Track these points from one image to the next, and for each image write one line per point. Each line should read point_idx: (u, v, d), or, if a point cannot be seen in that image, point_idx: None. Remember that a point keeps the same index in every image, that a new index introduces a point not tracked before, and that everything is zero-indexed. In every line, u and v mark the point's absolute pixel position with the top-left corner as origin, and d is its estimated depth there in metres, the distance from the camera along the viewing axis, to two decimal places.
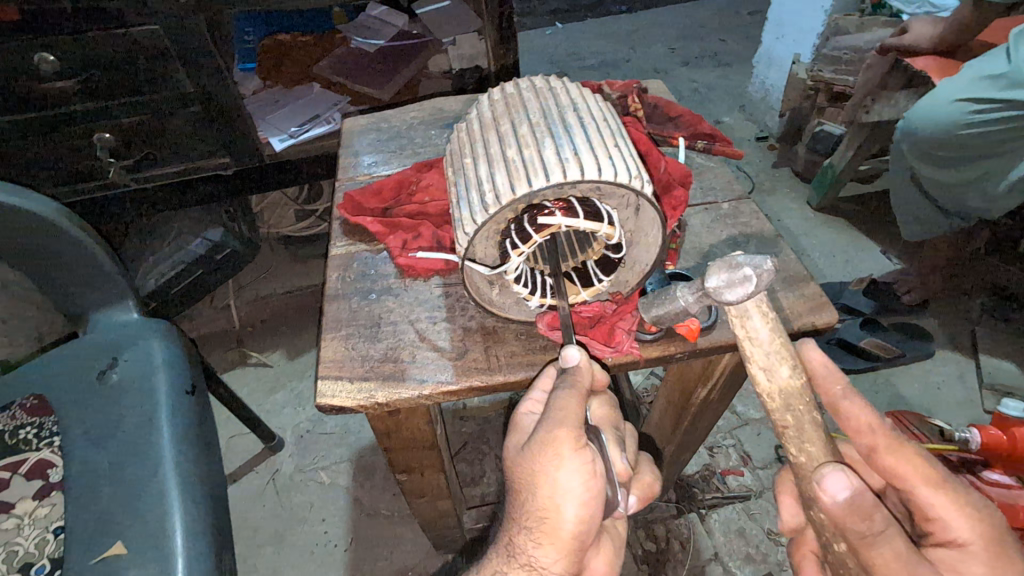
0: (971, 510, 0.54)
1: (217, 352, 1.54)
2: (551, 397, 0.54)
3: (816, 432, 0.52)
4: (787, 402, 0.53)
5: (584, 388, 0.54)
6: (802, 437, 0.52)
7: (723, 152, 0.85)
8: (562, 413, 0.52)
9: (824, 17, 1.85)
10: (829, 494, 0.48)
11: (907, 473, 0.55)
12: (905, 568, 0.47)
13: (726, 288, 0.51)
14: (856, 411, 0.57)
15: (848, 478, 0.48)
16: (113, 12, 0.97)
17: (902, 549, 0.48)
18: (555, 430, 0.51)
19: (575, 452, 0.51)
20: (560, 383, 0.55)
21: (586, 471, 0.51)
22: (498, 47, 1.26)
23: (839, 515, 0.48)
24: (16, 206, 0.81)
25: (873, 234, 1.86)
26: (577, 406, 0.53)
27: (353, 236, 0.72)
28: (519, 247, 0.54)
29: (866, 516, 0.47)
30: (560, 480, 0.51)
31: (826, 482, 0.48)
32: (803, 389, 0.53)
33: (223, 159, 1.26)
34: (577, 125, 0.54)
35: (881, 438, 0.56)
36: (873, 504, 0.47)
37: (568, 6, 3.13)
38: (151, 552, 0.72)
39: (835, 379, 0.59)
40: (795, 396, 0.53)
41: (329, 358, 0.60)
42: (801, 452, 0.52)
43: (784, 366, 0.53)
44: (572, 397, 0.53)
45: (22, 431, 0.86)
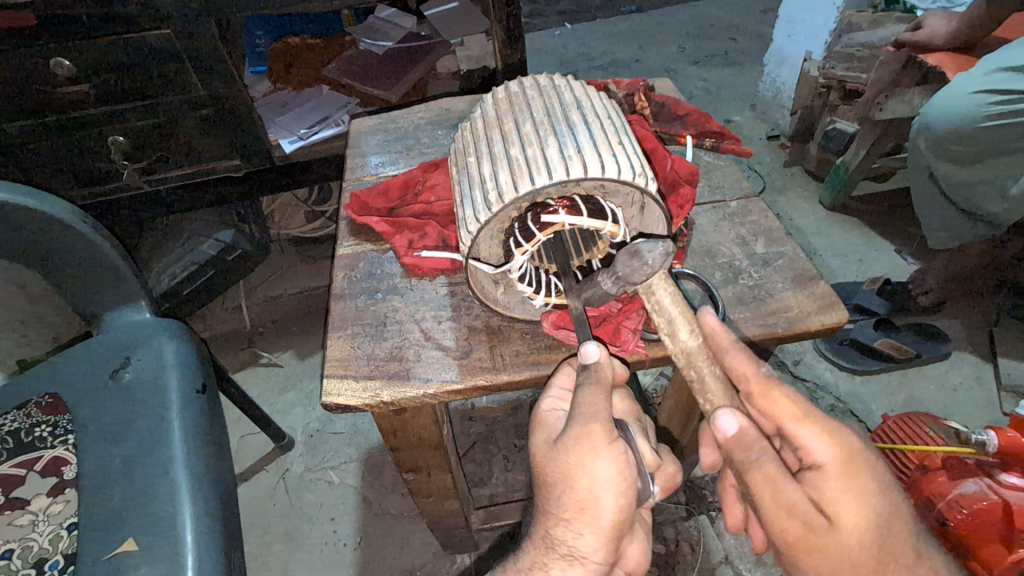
0: (831, 434, 0.54)
1: (229, 352, 1.56)
2: (576, 393, 0.54)
3: (717, 383, 0.57)
4: (688, 358, 0.57)
5: (610, 383, 0.55)
6: (704, 391, 0.57)
7: (731, 150, 0.85)
8: (593, 407, 0.52)
9: (835, 13, 1.86)
10: (721, 430, 0.53)
11: (778, 411, 0.55)
12: (770, 491, 0.51)
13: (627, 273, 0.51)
14: (735, 362, 0.57)
15: (739, 416, 0.53)
16: (128, 16, 0.99)
17: (772, 472, 0.52)
18: (589, 423, 0.51)
19: (609, 444, 0.51)
20: (584, 379, 0.55)
21: (621, 462, 0.51)
22: (505, 47, 1.26)
23: (728, 448, 0.54)
24: (33, 208, 0.83)
25: (887, 234, 1.83)
26: (606, 399, 0.53)
27: (360, 236, 0.73)
28: (523, 246, 0.53)
29: (747, 447, 0.53)
30: (596, 471, 0.51)
31: (720, 421, 0.54)
32: (700, 348, 0.57)
33: (234, 161, 1.27)
34: (581, 123, 0.54)
35: (753, 382, 0.57)
36: (756, 437, 0.53)
37: (577, 7, 3.12)
38: (163, 549, 0.73)
39: (723, 338, 0.59)
40: (695, 354, 0.57)
41: (335, 357, 0.60)
42: (706, 401, 0.57)
43: (681, 330, 0.57)
44: (599, 391, 0.54)
45: (37, 429, 0.86)
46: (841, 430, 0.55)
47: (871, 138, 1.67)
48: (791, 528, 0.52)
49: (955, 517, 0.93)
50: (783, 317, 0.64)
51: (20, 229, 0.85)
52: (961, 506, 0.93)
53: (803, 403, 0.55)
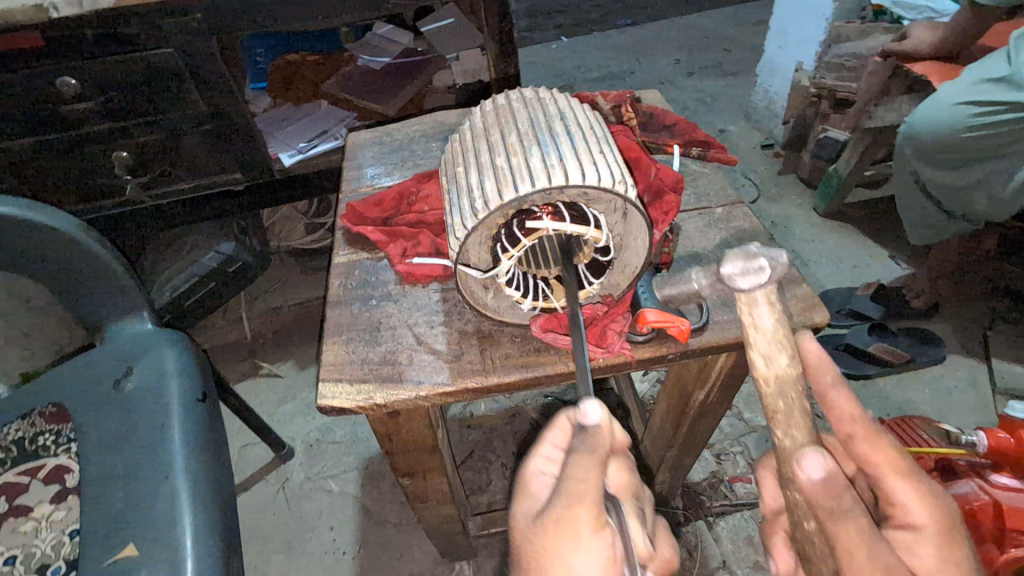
0: (927, 497, 0.55)
1: (230, 363, 1.58)
2: (568, 465, 0.56)
3: (804, 417, 0.57)
4: (779, 387, 0.57)
5: (602, 456, 0.56)
6: (789, 422, 0.57)
7: (717, 158, 0.87)
8: (583, 485, 0.54)
9: (825, 24, 1.89)
10: (806, 472, 0.52)
11: (881, 460, 0.56)
12: (866, 549, 0.48)
13: (741, 274, 0.57)
14: (841, 400, 0.59)
15: (825, 460, 0.52)
16: (132, 36, 1.02)
17: (866, 526, 0.49)
18: (575, 506, 0.53)
19: (593, 533, 0.53)
20: (578, 448, 0.57)
21: (603, 553, 0.52)
22: (499, 62, 1.30)
23: (812, 495, 0.52)
24: (38, 222, 0.86)
25: (880, 240, 1.85)
26: (597, 478, 0.54)
27: (355, 245, 0.75)
28: (508, 250, 0.55)
29: (835, 496, 0.51)
30: (575, 562, 0.52)
31: (805, 463, 0.53)
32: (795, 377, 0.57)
33: (235, 175, 1.30)
34: (564, 133, 0.56)
35: (859, 427, 0.57)
36: (845, 486, 0.51)
37: (574, 21, 3.18)
38: (164, 554, 0.74)
39: (828, 369, 0.60)
40: (788, 384, 0.57)
41: (331, 361, 0.62)
42: (787, 436, 0.56)
43: (780, 354, 0.58)
44: (593, 464, 0.55)
45: (41, 437, 0.88)
46: (931, 491, 0.56)
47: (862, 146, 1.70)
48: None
49: None
50: None
51: (27, 243, 0.87)
52: (953, 506, 0.94)
53: (902, 459, 0.56)
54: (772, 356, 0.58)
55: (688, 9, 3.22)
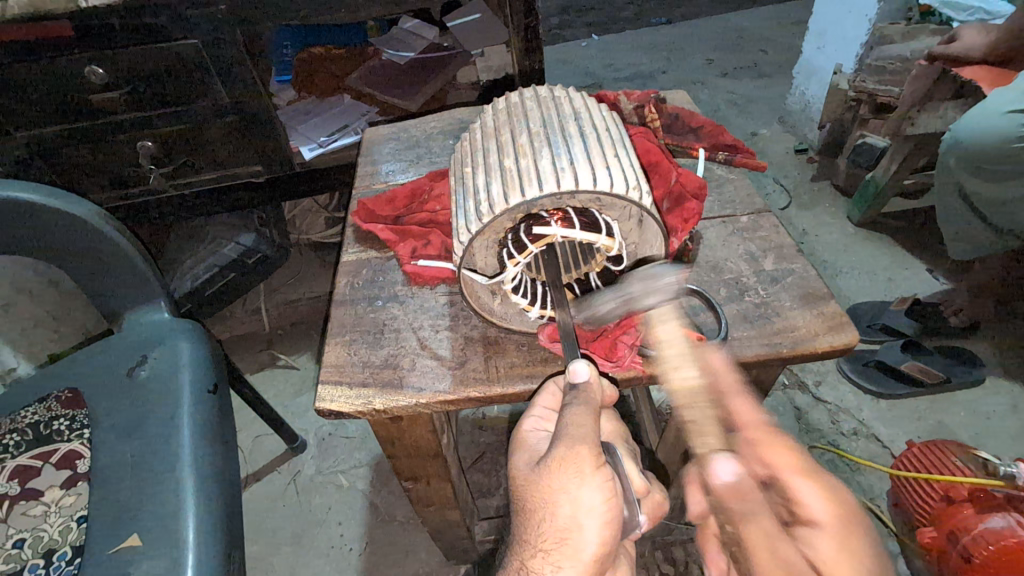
0: (832, 495, 0.49)
1: (248, 353, 1.59)
2: (564, 413, 0.53)
3: (715, 425, 0.55)
4: (688, 398, 0.56)
5: (598, 404, 0.54)
6: (701, 430, 0.55)
7: (743, 164, 0.83)
8: (579, 428, 0.51)
9: (868, 26, 1.81)
10: (715, 474, 0.51)
11: (776, 460, 0.52)
12: (768, 549, 0.44)
13: (646, 291, 0.54)
14: (740, 405, 0.55)
15: (736, 465, 0.51)
16: (158, 26, 1.03)
17: (770, 529, 0.46)
18: (576, 445, 0.51)
19: (596, 469, 0.50)
20: (572, 398, 0.54)
21: (608, 489, 0.50)
22: (523, 59, 1.27)
23: (722, 498, 0.50)
24: (62, 209, 0.87)
25: (918, 253, 1.77)
26: (592, 419, 0.53)
27: (365, 243, 0.74)
28: (514, 257, 0.53)
29: (741, 497, 0.49)
30: (582, 497, 0.49)
31: (717, 466, 0.51)
32: (705, 387, 0.56)
33: (256, 167, 1.31)
34: (577, 135, 0.53)
35: (756, 429, 0.54)
36: (751, 489, 0.49)
37: (606, 19, 3.12)
38: (164, 545, 0.74)
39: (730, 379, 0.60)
40: (696, 392, 0.56)
41: (332, 362, 0.60)
42: (700, 443, 0.54)
43: (687, 364, 0.57)
44: (587, 411, 0.53)
45: (55, 422, 0.87)
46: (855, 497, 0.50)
47: (901, 154, 1.62)
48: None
49: (982, 551, 0.87)
50: (788, 338, 0.62)
51: (49, 230, 0.89)
52: (987, 542, 0.87)
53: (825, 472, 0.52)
54: (679, 367, 0.57)
55: (724, 7, 3.13)
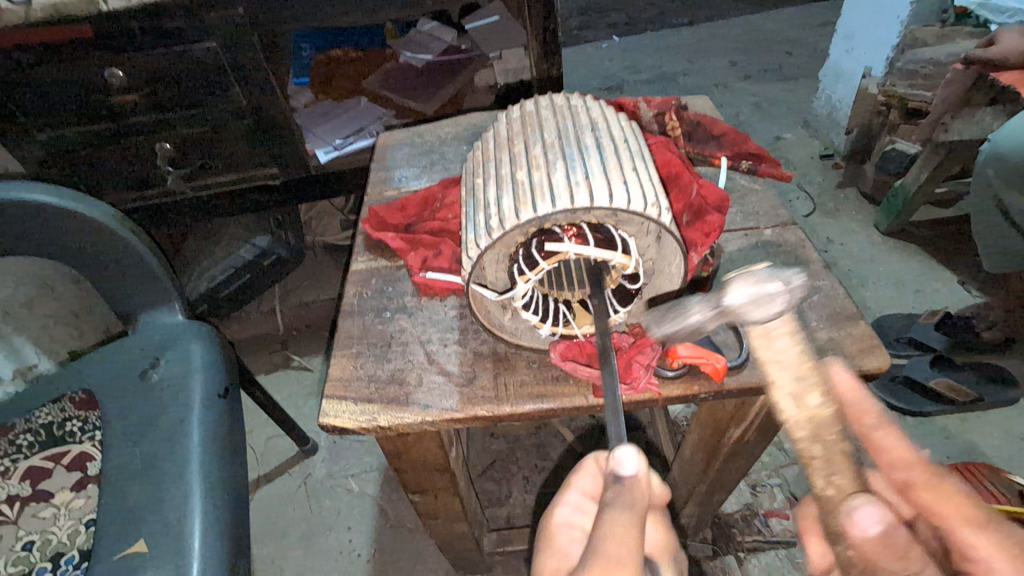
0: (1007, 550, 0.48)
1: (262, 354, 1.59)
2: (602, 517, 0.47)
3: (846, 464, 0.51)
4: (813, 430, 0.52)
5: (643, 508, 0.47)
6: (830, 468, 0.51)
7: (769, 174, 0.79)
8: (619, 544, 0.45)
9: (900, 28, 1.75)
10: (859, 527, 0.45)
11: (944, 511, 0.52)
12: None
13: (754, 307, 0.49)
14: (891, 443, 0.57)
15: (879, 510, 0.46)
16: (175, 28, 1.02)
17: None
18: (615, 570, 0.43)
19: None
20: (614, 496, 0.48)
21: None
22: (542, 62, 1.25)
23: (866, 550, 0.45)
24: (79, 212, 0.88)
25: (947, 264, 1.71)
26: (638, 541, 0.45)
27: (374, 251, 0.72)
28: (525, 273, 0.50)
29: (900, 555, 0.44)
30: None
31: (857, 514, 0.46)
32: (830, 418, 0.52)
33: (272, 170, 1.31)
34: (594, 147, 0.51)
35: (920, 477, 0.54)
36: (906, 542, 0.45)
37: (628, 20, 3.08)
38: (170, 552, 0.74)
39: (865, 411, 0.57)
40: (823, 424, 0.52)
41: (337, 376, 0.59)
42: (829, 485, 0.50)
43: (811, 392, 0.52)
44: (630, 520, 0.46)
45: (69, 423, 0.89)
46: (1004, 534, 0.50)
47: (932, 162, 1.57)
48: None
49: None
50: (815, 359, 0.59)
51: (66, 232, 0.89)
52: None
53: (966, 504, 0.52)
54: (799, 392, 0.52)
55: (749, 8, 3.07)
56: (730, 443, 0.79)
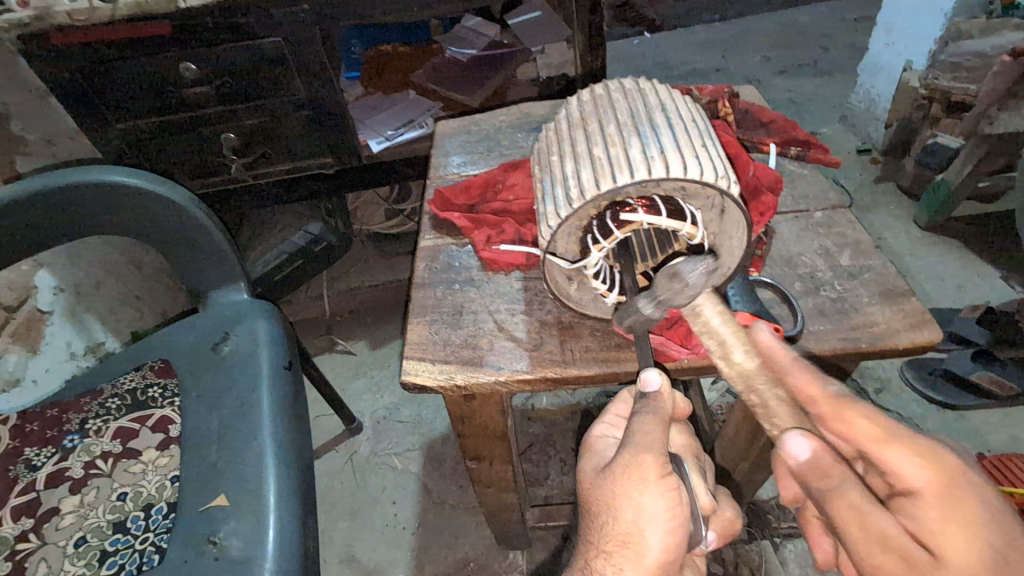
0: (925, 456, 0.50)
1: (309, 337, 1.66)
2: (633, 422, 0.57)
3: (782, 404, 0.56)
4: (746, 382, 0.58)
5: (667, 414, 0.57)
6: (769, 414, 0.57)
7: (818, 160, 0.82)
8: (647, 438, 0.55)
9: (943, 20, 1.73)
10: (792, 456, 0.51)
11: (859, 432, 0.52)
12: (858, 521, 0.47)
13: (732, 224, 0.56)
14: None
15: (810, 440, 0.51)
16: (245, 24, 1.09)
17: (858, 501, 0.48)
18: (641, 454, 0.54)
19: (659, 479, 0.54)
20: (642, 407, 0.58)
21: (671, 498, 0.53)
22: (586, 55, 1.29)
23: (804, 474, 0.51)
24: (161, 194, 0.95)
25: (990, 259, 1.69)
26: (661, 433, 0.56)
27: (441, 230, 0.77)
28: (600, 242, 0.55)
29: (824, 473, 0.50)
30: (644, 505, 0.53)
31: (790, 444, 0.51)
32: (757, 370, 0.57)
33: (327, 159, 1.37)
34: (664, 125, 0.55)
35: (824, 404, 0.54)
36: (833, 463, 0.50)
37: (659, 16, 3.08)
38: (249, 505, 0.80)
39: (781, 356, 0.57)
40: (754, 375, 0.57)
41: (415, 340, 0.64)
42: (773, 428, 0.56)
43: (734, 351, 0.58)
44: (655, 421, 0.56)
45: (150, 389, 0.94)
46: (935, 448, 0.50)
47: (977, 155, 1.56)
48: (885, 563, 0.46)
49: None
50: (868, 332, 0.62)
51: (148, 213, 0.96)
52: None
53: (889, 423, 0.52)
54: (729, 354, 0.58)
55: (782, 3, 3.05)
56: None
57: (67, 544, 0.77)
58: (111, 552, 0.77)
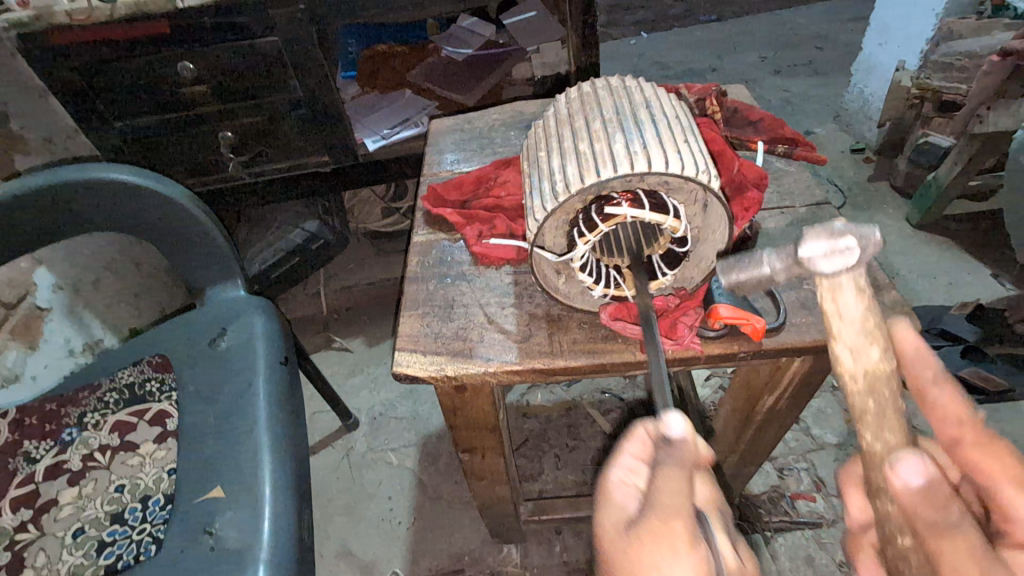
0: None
1: (307, 334, 1.68)
2: (653, 477, 0.52)
3: (897, 419, 0.51)
4: (869, 382, 0.52)
5: (689, 467, 0.52)
6: (881, 424, 0.51)
7: (804, 157, 0.84)
8: (673, 499, 0.50)
9: (934, 21, 1.75)
10: (900, 480, 0.44)
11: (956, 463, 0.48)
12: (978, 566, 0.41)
13: (827, 256, 0.51)
14: (943, 399, 0.56)
15: (925, 467, 0.43)
16: (242, 23, 1.11)
17: (973, 546, 0.42)
18: (670, 519, 0.49)
19: (690, 547, 0.48)
20: (664, 459, 0.52)
21: (700, 566, 0.48)
22: (580, 55, 1.30)
23: (910, 504, 0.44)
24: (158, 191, 0.96)
25: (980, 257, 1.71)
26: (686, 492, 0.50)
27: (434, 226, 0.79)
28: (585, 236, 0.56)
29: (938, 507, 0.43)
30: (671, 574, 0.48)
31: (899, 467, 0.44)
32: (891, 373, 0.52)
33: (323, 157, 1.38)
34: (648, 122, 0.57)
35: (968, 433, 0.56)
36: (948, 495, 0.43)
37: (656, 16, 3.09)
38: (245, 496, 0.82)
39: (926, 363, 0.57)
40: (882, 378, 0.52)
41: (407, 333, 0.65)
42: (878, 439, 0.51)
43: (874, 348, 0.52)
44: (680, 478, 0.51)
45: (148, 384, 0.96)
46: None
47: (967, 154, 1.58)
48: None
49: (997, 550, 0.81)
50: None
51: (146, 210, 0.98)
52: None
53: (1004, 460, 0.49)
54: (863, 349, 0.52)
55: (777, 3, 3.07)
56: (763, 412, 0.84)
57: (65, 534, 0.79)
58: (109, 543, 0.79)
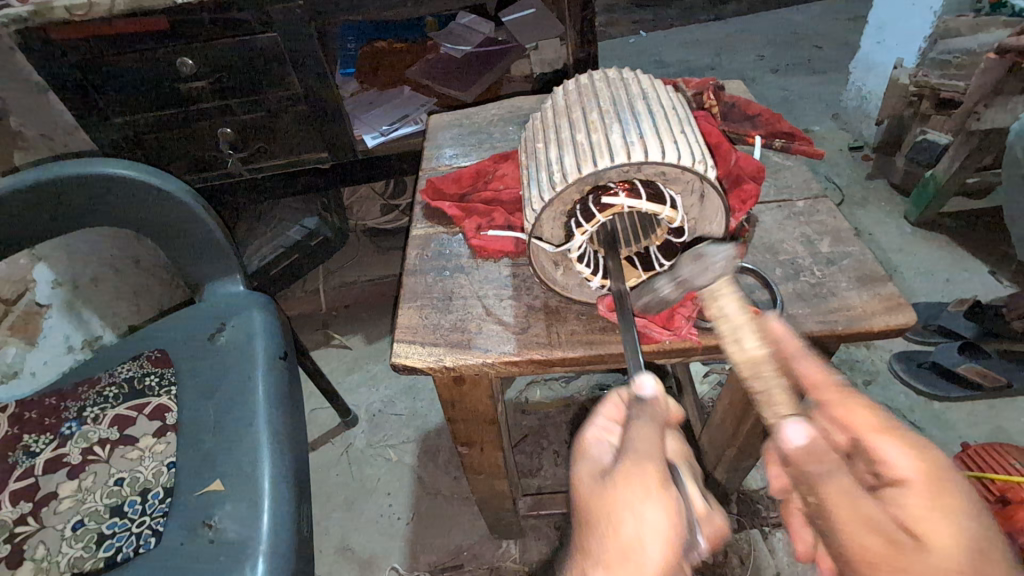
0: (917, 449, 0.51)
1: (307, 332, 1.68)
2: (629, 429, 0.56)
3: (784, 394, 0.56)
4: (752, 368, 0.58)
5: (663, 421, 0.57)
6: (773, 400, 0.56)
7: (801, 151, 0.84)
8: (646, 444, 0.54)
9: (933, 18, 1.73)
10: (787, 441, 0.51)
11: (858, 422, 0.53)
12: (848, 504, 0.46)
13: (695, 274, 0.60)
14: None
15: (806, 428, 0.51)
16: (242, 20, 1.11)
17: (848, 485, 0.47)
18: (643, 460, 0.53)
19: (661, 488, 0.52)
20: (640, 413, 0.57)
21: (673, 508, 0.51)
22: (579, 52, 1.30)
23: (795, 461, 0.50)
24: (158, 186, 0.96)
25: (978, 254, 1.72)
26: (658, 440, 0.55)
27: (432, 219, 0.79)
28: (583, 226, 0.57)
29: (817, 459, 0.49)
30: (645, 513, 0.51)
31: (786, 432, 0.51)
32: (766, 357, 0.58)
33: (322, 154, 1.39)
34: (645, 113, 0.57)
35: (828, 391, 0.55)
36: (827, 450, 0.50)
37: (656, 16, 3.09)
38: (243, 488, 0.82)
39: (791, 344, 0.57)
40: (761, 364, 0.58)
41: (405, 324, 0.66)
42: (771, 413, 0.56)
43: (746, 337, 0.59)
44: (652, 428, 0.56)
45: (147, 378, 0.96)
46: (928, 445, 0.51)
47: (965, 150, 1.58)
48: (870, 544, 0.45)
49: None
50: (844, 316, 0.64)
51: (145, 204, 0.98)
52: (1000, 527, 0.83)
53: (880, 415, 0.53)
54: (740, 340, 0.59)
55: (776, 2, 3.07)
56: (758, 407, 0.85)
57: (64, 527, 0.79)
58: (109, 535, 0.79)
